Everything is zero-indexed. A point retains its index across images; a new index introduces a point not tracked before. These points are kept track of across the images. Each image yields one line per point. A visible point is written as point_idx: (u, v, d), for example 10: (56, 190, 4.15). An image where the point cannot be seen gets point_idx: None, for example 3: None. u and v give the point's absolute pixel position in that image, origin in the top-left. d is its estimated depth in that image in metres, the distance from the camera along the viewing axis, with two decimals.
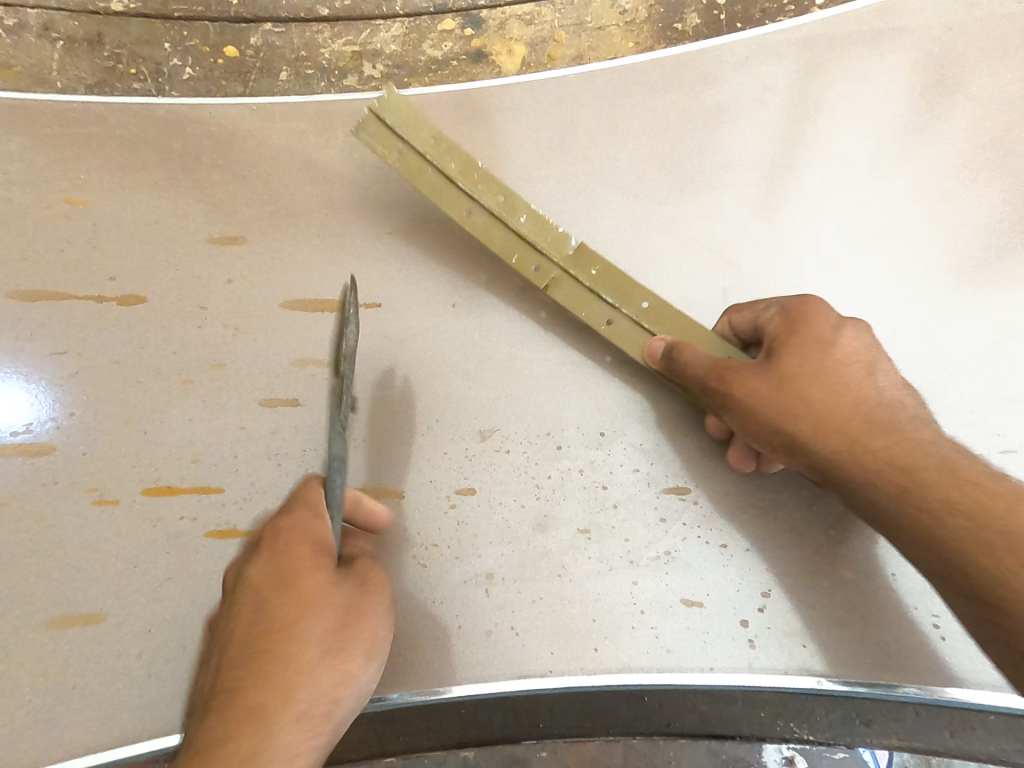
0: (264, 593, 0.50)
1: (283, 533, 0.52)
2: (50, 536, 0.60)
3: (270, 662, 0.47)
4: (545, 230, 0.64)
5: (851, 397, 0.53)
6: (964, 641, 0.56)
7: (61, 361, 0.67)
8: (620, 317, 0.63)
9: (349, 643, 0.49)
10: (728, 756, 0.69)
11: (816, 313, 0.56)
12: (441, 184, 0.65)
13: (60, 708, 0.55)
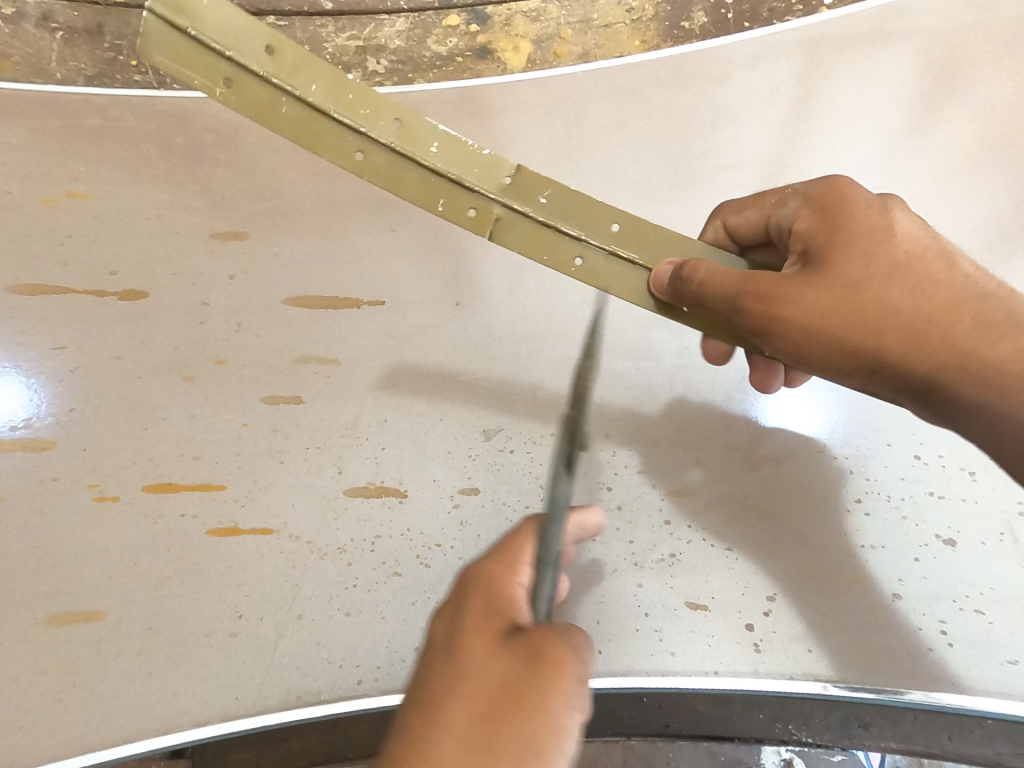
0: (430, 657, 0.39)
1: (467, 584, 0.42)
2: (47, 532, 0.59)
3: (405, 749, 0.34)
4: (465, 158, 0.48)
5: (938, 291, 0.45)
6: (973, 648, 0.54)
7: (61, 356, 0.66)
8: (591, 250, 0.51)
9: (499, 750, 0.34)
10: (727, 758, 0.70)
11: (855, 202, 0.49)
12: (309, 119, 0.45)
13: (45, 708, 0.53)
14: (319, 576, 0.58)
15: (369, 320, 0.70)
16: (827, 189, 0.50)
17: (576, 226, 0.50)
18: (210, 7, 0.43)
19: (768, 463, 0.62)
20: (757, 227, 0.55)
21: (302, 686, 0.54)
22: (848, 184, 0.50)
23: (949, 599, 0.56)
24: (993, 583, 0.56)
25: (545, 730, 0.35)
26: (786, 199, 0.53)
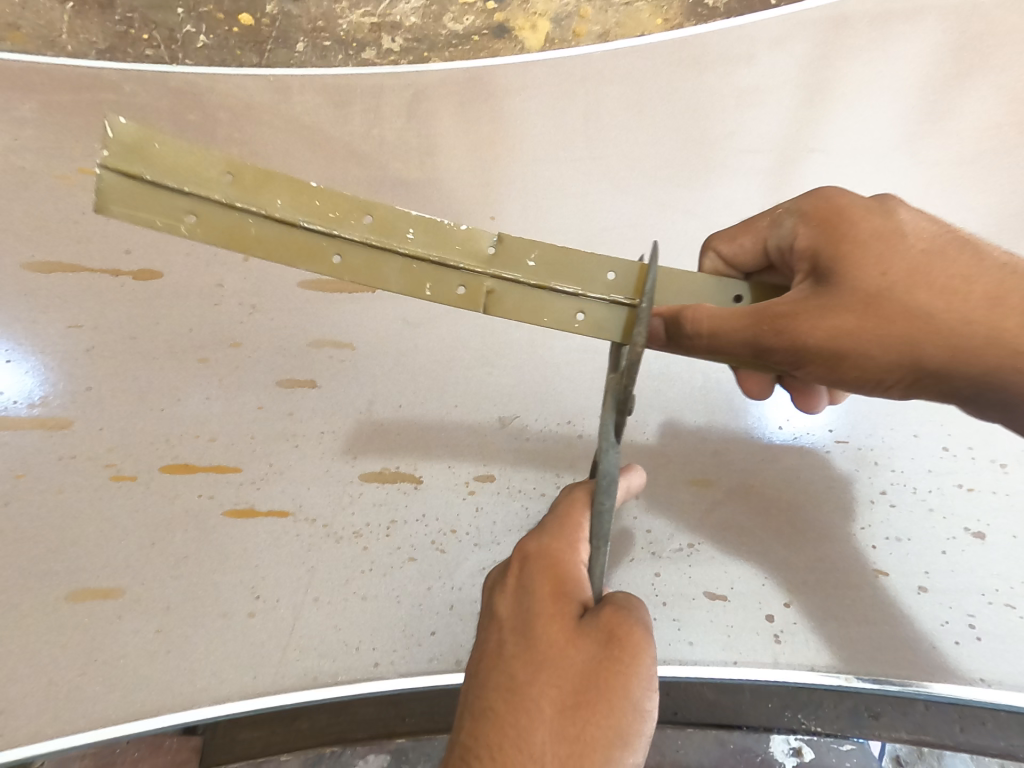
0: (505, 641, 0.41)
1: (530, 567, 0.43)
2: (65, 510, 0.59)
3: (501, 732, 0.36)
4: (443, 236, 0.43)
5: (966, 288, 0.44)
6: (1001, 642, 0.54)
7: (78, 335, 0.66)
8: (594, 304, 0.45)
9: (590, 732, 0.36)
10: (736, 746, 0.67)
11: (853, 211, 0.47)
12: (279, 234, 0.41)
13: (64, 685, 0.53)
14: (337, 559, 0.58)
15: (385, 306, 0.71)
16: (820, 203, 0.49)
17: (572, 283, 0.45)
18: (159, 146, 0.40)
19: (786, 454, 0.62)
20: (753, 253, 0.52)
21: (320, 668, 0.54)
22: (840, 194, 0.49)
23: (978, 592, 0.56)
24: (1023, 577, 0.56)
25: (628, 712, 0.37)
26: (778, 218, 0.51)
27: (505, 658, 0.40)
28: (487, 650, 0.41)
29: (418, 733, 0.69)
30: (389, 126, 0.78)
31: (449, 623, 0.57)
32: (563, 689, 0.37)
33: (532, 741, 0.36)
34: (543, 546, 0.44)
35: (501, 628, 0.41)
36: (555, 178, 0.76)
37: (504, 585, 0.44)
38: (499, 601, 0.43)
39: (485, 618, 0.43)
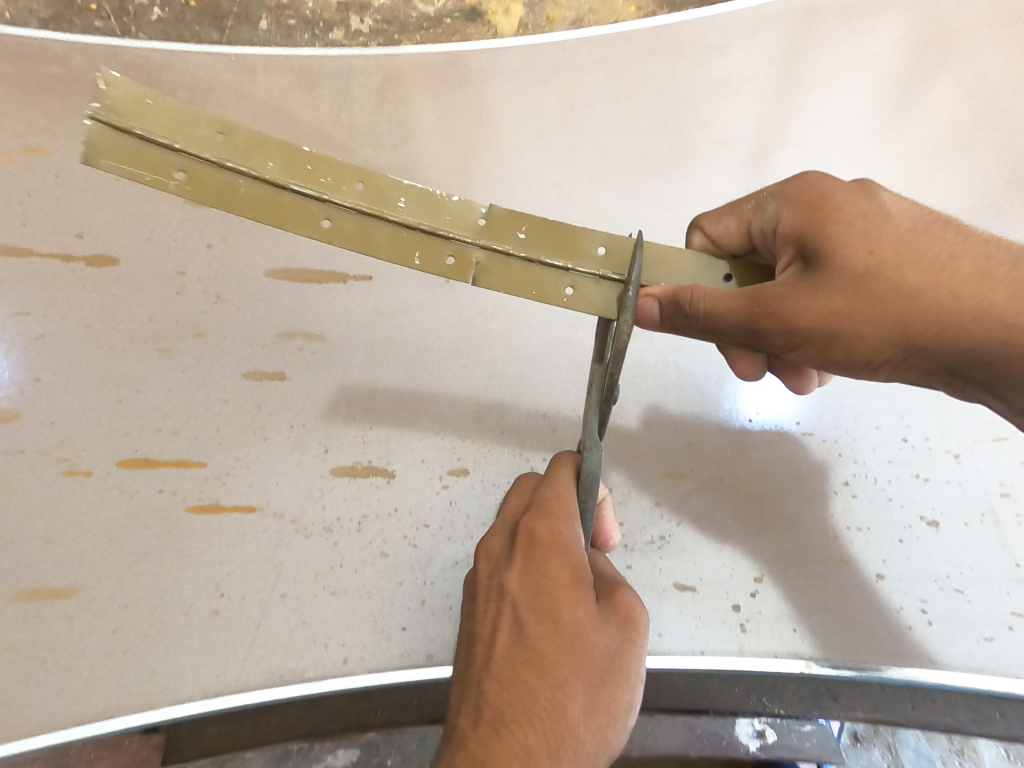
0: (525, 616, 0.42)
1: (543, 546, 0.44)
2: (15, 506, 0.57)
3: (537, 703, 0.38)
4: (433, 204, 0.43)
5: (954, 264, 0.44)
6: (952, 626, 0.56)
7: (25, 323, 0.64)
8: (583, 278, 0.45)
9: (611, 708, 0.40)
10: (702, 730, 0.65)
11: (837, 194, 0.47)
12: (269, 196, 0.41)
13: (17, 688, 0.51)
14: (307, 555, 0.57)
15: (356, 295, 0.69)
16: (802, 187, 0.49)
17: (561, 256, 0.45)
18: (156, 105, 0.40)
19: (755, 446, 0.63)
20: (735, 236, 0.51)
21: (287, 665, 0.53)
22: (823, 179, 0.49)
23: (931, 579, 0.58)
24: (974, 564, 0.58)
25: (634, 685, 0.42)
26: (763, 202, 0.50)
27: (530, 632, 0.41)
28: (506, 620, 0.42)
29: (390, 724, 0.67)
30: (359, 110, 0.76)
31: (421, 617, 0.56)
32: (591, 666, 0.40)
33: (569, 713, 0.38)
34: (555, 527, 0.44)
35: (517, 602, 0.42)
36: (527, 165, 0.75)
37: (514, 560, 0.44)
38: (511, 575, 0.44)
39: (494, 591, 0.44)
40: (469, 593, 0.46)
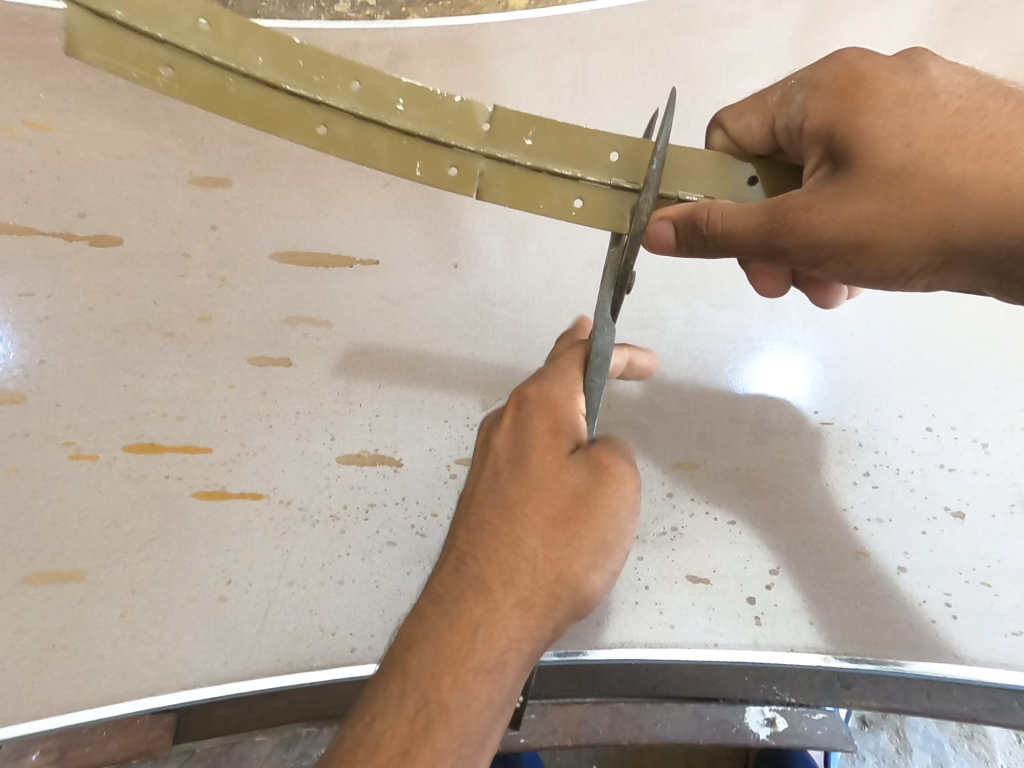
0: (503, 467, 0.46)
1: (526, 405, 0.47)
2: (22, 489, 0.56)
3: (496, 542, 0.42)
4: (434, 109, 0.43)
5: (1005, 147, 0.41)
6: (977, 620, 0.55)
7: (29, 304, 0.63)
8: (591, 187, 0.45)
9: (576, 541, 0.41)
10: (713, 718, 0.64)
11: (875, 75, 0.44)
12: (262, 96, 0.42)
13: (26, 671, 0.51)
14: (313, 543, 0.56)
15: (363, 280, 0.68)
16: (835, 71, 0.45)
17: (569, 165, 0.45)
18: None
19: (770, 437, 0.62)
20: (759, 134, 0.47)
21: (296, 652, 0.53)
22: (862, 59, 0.45)
23: (956, 572, 0.57)
24: (1000, 556, 0.57)
25: (612, 526, 0.42)
26: (790, 95, 0.47)
27: (503, 479, 0.45)
28: (489, 471, 0.46)
29: None
30: None
31: None
32: (554, 507, 0.42)
33: (522, 543, 0.41)
34: (539, 387, 0.47)
35: (497, 456, 0.47)
36: None
37: (502, 425, 0.48)
38: (495, 434, 0.48)
39: (484, 450, 0.48)
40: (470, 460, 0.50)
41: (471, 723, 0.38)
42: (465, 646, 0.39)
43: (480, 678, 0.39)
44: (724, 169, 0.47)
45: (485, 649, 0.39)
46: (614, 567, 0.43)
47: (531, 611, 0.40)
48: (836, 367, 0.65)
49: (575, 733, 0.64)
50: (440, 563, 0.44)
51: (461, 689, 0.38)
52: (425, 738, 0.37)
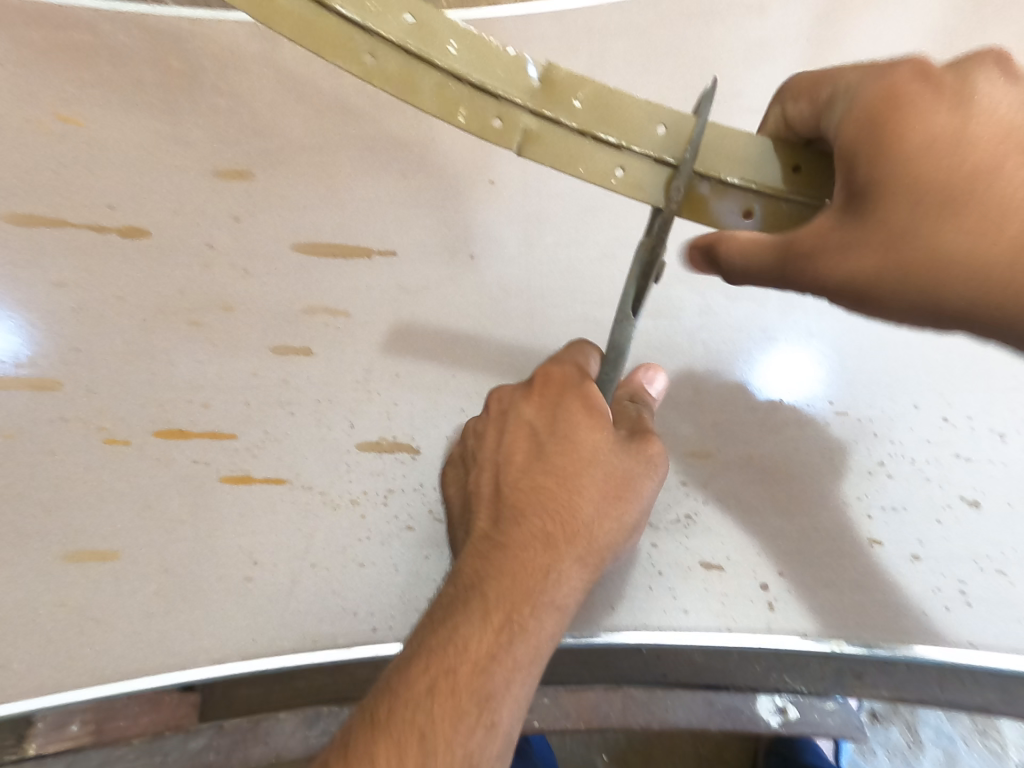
0: (547, 441, 0.51)
1: (565, 391, 0.53)
2: (57, 473, 0.58)
3: (554, 503, 0.48)
4: (485, 57, 0.44)
5: (1005, 223, 0.39)
6: (992, 609, 0.55)
7: (63, 295, 0.65)
8: (633, 158, 0.45)
9: (622, 506, 0.48)
10: (723, 706, 0.63)
11: (910, 108, 0.41)
12: (312, 16, 0.42)
13: (62, 646, 0.53)
14: (335, 527, 0.58)
15: (382, 269, 0.70)
16: (873, 91, 0.41)
17: (613, 133, 0.45)
18: None
19: (786, 427, 0.62)
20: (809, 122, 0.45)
21: (319, 632, 0.54)
22: (913, 79, 0.41)
23: (971, 560, 0.57)
24: (1015, 546, 0.57)
25: (646, 503, 0.50)
26: (834, 96, 0.43)
27: (550, 458, 0.50)
28: (527, 443, 0.51)
29: None
30: None
31: None
32: (606, 483, 0.49)
33: (581, 508, 0.47)
34: (570, 376, 0.54)
35: (538, 430, 0.52)
36: None
37: (539, 403, 0.53)
38: (529, 411, 0.53)
39: (518, 423, 0.53)
40: (484, 430, 0.55)
41: (541, 645, 0.43)
42: (537, 584, 0.44)
43: (549, 611, 0.44)
44: (765, 159, 0.46)
45: (554, 590, 0.44)
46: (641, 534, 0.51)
47: (588, 565, 0.46)
48: (851, 355, 0.65)
49: (587, 717, 0.64)
50: (493, 514, 0.48)
51: (537, 616, 0.43)
52: (509, 650, 0.42)
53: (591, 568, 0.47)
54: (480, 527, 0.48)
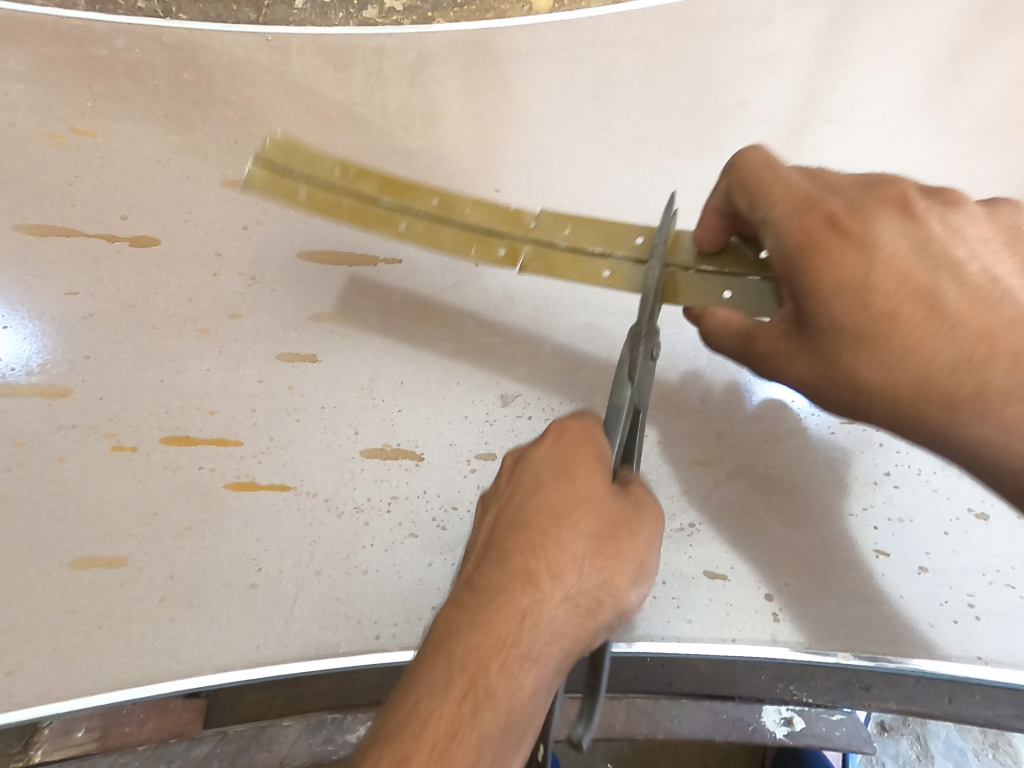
0: (544, 481, 0.46)
1: (568, 426, 0.49)
2: (66, 478, 0.59)
3: (539, 547, 0.44)
4: (494, 209, 0.62)
5: (904, 359, 0.44)
6: (1003, 622, 0.54)
7: (74, 303, 0.66)
8: (618, 263, 0.58)
9: (618, 558, 0.45)
10: (729, 716, 0.65)
11: (829, 248, 0.45)
12: (364, 206, 0.63)
13: (67, 651, 0.53)
14: (338, 534, 0.58)
15: (388, 277, 0.70)
16: (798, 234, 0.47)
17: (602, 247, 0.58)
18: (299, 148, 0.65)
19: (791, 436, 0.62)
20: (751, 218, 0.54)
21: (322, 639, 0.54)
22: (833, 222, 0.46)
23: (979, 572, 0.56)
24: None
25: (645, 552, 0.46)
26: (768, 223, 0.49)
27: (541, 499, 0.46)
28: (523, 484, 0.47)
29: None
30: (392, 91, 0.80)
31: None
32: (599, 528, 0.45)
33: (570, 553, 0.43)
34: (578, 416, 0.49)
35: (535, 469, 0.47)
36: (557, 142, 0.76)
37: (542, 441, 0.49)
38: (531, 450, 0.49)
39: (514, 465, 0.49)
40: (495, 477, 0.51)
41: (514, 711, 0.40)
42: (513, 635, 0.41)
43: (524, 666, 0.41)
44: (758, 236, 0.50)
45: (531, 639, 0.41)
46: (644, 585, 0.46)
47: (574, 618, 0.43)
48: None
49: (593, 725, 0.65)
50: (480, 558, 0.45)
51: (506, 677, 0.40)
52: (471, 724, 0.39)
53: (578, 622, 0.43)
54: (465, 573, 0.45)
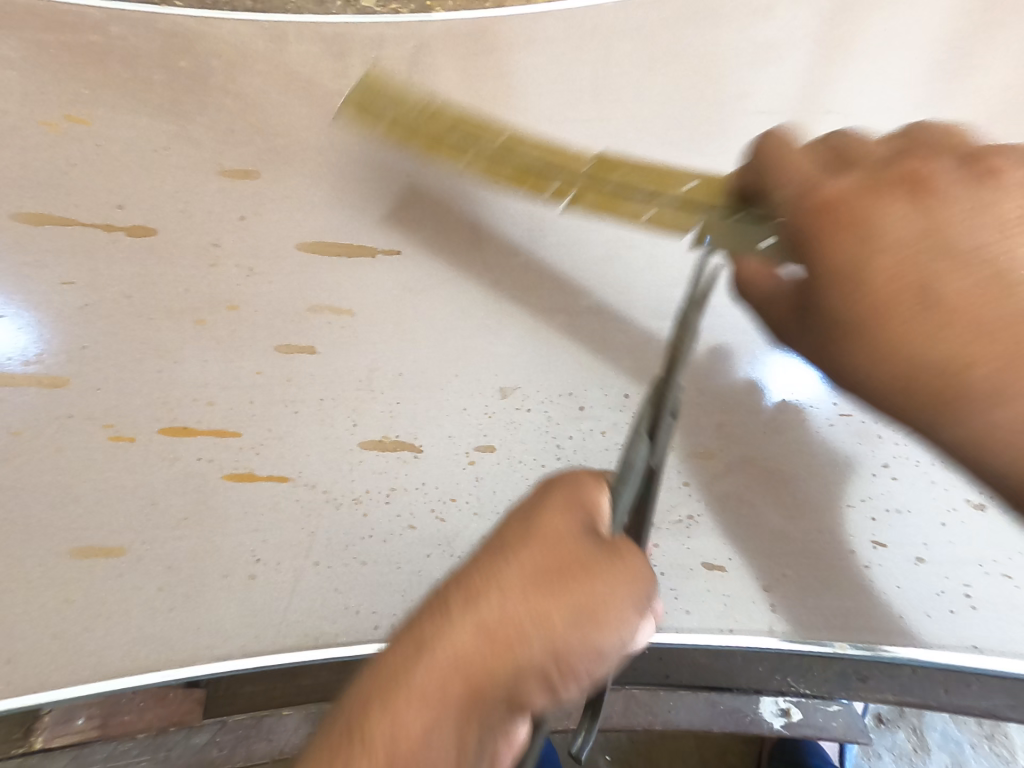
0: (510, 522, 0.45)
1: (555, 476, 0.47)
2: (63, 468, 0.59)
3: (474, 578, 0.42)
4: (556, 152, 0.71)
5: (891, 354, 0.44)
6: (1000, 611, 0.54)
7: (71, 293, 0.66)
8: (661, 204, 0.64)
9: (559, 602, 0.41)
10: (726, 707, 0.65)
11: (823, 239, 0.46)
12: (436, 137, 0.75)
13: (63, 640, 0.53)
14: (336, 525, 0.58)
15: (387, 269, 0.70)
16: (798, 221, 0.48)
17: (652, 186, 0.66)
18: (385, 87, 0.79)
19: (789, 429, 0.62)
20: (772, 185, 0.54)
21: (320, 629, 0.54)
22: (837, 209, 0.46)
23: (976, 562, 0.56)
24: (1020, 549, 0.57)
25: (599, 604, 0.41)
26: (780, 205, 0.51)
27: (498, 540, 0.44)
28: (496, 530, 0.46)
29: None
30: (391, 82, 0.80)
31: None
32: (542, 572, 0.42)
33: (500, 589, 0.41)
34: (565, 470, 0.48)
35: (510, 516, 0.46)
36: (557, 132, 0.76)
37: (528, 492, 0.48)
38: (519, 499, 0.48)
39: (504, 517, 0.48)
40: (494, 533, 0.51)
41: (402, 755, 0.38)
42: (409, 664, 0.40)
43: (414, 710, 0.39)
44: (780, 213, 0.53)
45: (422, 674, 0.39)
46: (604, 645, 0.41)
47: (489, 657, 0.40)
48: None
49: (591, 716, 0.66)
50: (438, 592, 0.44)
51: (404, 703, 0.39)
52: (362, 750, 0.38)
53: (496, 662, 0.40)
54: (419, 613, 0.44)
